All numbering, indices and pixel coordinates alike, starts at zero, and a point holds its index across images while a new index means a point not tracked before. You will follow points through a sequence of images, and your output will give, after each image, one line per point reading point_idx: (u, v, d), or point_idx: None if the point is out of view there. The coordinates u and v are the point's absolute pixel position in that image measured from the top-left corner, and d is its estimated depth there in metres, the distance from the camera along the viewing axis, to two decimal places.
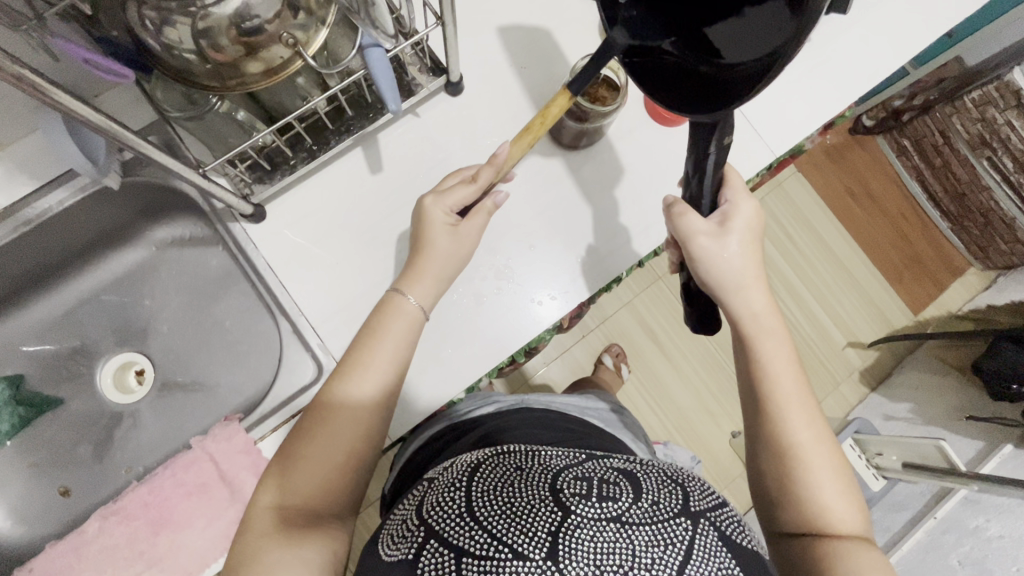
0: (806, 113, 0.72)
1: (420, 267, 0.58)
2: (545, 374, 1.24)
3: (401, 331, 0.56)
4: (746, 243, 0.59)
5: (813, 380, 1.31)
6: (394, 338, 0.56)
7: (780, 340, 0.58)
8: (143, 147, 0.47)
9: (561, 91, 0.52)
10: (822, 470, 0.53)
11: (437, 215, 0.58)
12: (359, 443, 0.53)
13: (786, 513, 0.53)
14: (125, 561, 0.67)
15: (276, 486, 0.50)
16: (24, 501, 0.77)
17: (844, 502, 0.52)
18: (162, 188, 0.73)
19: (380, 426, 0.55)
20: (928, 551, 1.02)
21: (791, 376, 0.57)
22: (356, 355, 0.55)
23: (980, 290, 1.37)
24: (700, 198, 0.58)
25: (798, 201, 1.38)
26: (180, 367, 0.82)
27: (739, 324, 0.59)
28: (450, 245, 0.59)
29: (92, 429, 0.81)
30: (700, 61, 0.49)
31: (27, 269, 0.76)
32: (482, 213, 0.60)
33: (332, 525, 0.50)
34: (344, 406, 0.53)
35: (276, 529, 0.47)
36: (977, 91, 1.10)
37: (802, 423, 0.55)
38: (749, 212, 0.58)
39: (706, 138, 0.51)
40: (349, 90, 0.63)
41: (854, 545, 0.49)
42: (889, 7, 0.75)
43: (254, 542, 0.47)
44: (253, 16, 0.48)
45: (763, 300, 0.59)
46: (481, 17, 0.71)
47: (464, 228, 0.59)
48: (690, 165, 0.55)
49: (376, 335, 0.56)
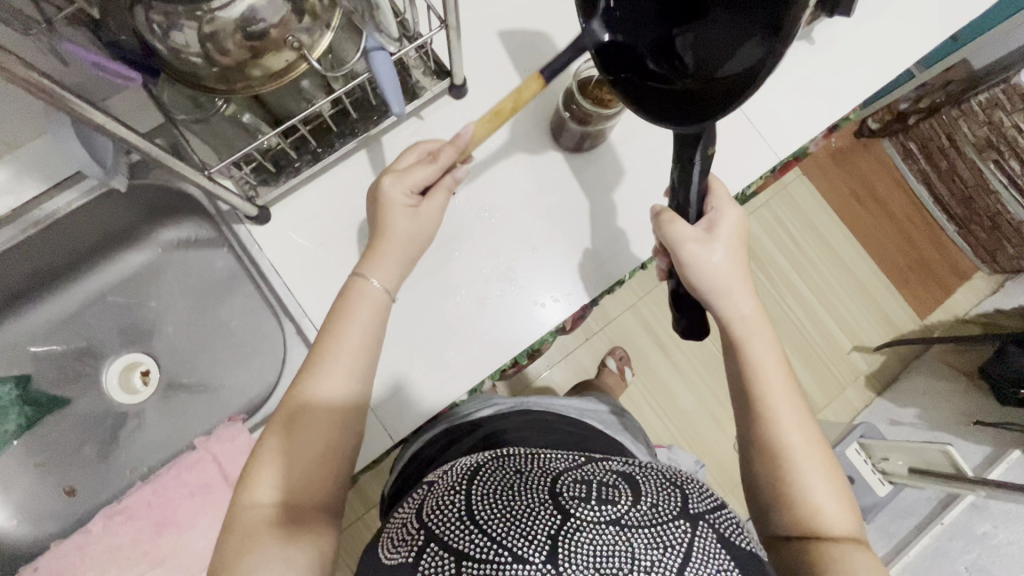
0: (811, 116, 0.72)
1: (381, 251, 0.57)
2: (548, 377, 1.24)
3: (368, 316, 0.56)
4: (732, 250, 0.58)
5: (818, 385, 1.31)
6: (361, 324, 0.55)
7: (771, 344, 0.58)
8: (148, 148, 0.48)
9: (535, 74, 0.51)
10: (812, 472, 0.53)
11: (396, 194, 0.57)
12: (335, 434, 0.52)
13: (780, 515, 0.53)
14: (129, 561, 0.67)
15: (256, 483, 0.50)
16: (32, 500, 0.78)
17: (836, 504, 0.52)
18: (167, 190, 0.74)
19: (355, 414, 0.54)
20: (934, 558, 1.01)
21: (781, 381, 0.57)
22: (322, 346, 0.54)
23: (988, 295, 1.36)
24: (686, 206, 0.58)
25: (803, 203, 1.38)
26: (185, 368, 0.83)
27: (727, 327, 0.59)
28: (410, 227, 0.58)
29: (99, 428, 0.81)
30: (679, 75, 0.50)
31: (35, 270, 0.77)
32: (442, 190, 0.59)
33: (319, 516, 0.50)
34: (314, 398, 0.52)
35: (257, 530, 0.48)
36: (984, 94, 1.09)
37: (792, 425, 0.54)
38: (734, 219, 0.58)
39: (692, 147, 0.51)
40: (354, 93, 0.63)
41: (848, 547, 0.49)
42: (893, 10, 0.75)
43: (235, 546, 0.47)
44: (259, 20, 0.48)
45: (751, 304, 0.59)
46: (487, 21, 0.71)
47: (423, 209, 0.58)
48: (675, 176, 0.55)
49: (342, 321, 0.55)
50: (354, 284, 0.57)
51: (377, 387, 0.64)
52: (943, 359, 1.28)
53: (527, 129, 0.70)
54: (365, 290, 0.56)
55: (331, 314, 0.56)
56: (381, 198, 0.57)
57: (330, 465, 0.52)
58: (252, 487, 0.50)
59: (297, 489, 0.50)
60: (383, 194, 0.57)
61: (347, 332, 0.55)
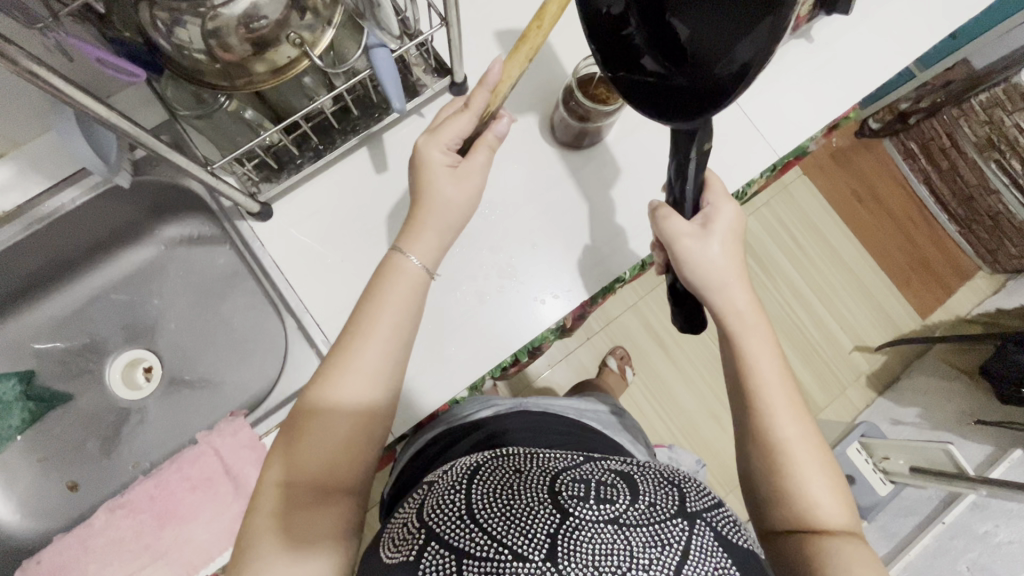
0: (810, 114, 0.73)
1: (420, 221, 0.58)
2: (549, 376, 1.24)
3: (401, 302, 0.55)
4: (727, 246, 0.59)
5: (820, 385, 1.30)
6: (397, 304, 0.55)
7: (766, 337, 0.58)
8: (151, 143, 0.48)
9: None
10: (809, 467, 0.53)
11: (436, 155, 0.57)
12: (363, 421, 0.53)
13: (776, 510, 0.53)
14: (131, 554, 0.68)
15: (281, 464, 0.51)
16: (34, 495, 0.79)
17: (831, 498, 0.52)
18: (171, 187, 0.74)
19: (384, 404, 0.54)
20: (936, 557, 1.01)
21: (777, 373, 0.57)
22: (357, 328, 0.54)
23: (990, 294, 1.36)
24: (682, 200, 0.58)
25: (803, 202, 1.38)
26: (187, 365, 0.83)
27: (720, 319, 0.59)
28: (452, 191, 0.58)
29: (101, 424, 0.82)
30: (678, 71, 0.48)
31: (39, 266, 0.77)
32: (483, 148, 0.58)
33: (343, 500, 0.52)
34: (346, 381, 0.52)
35: (281, 508, 0.49)
36: (984, 94, 1.10)
37: (785, 420, 0.55)
38: (730, 216, 0.59)
39: (687, 144, 0.52)
40: (355, 90, 0.64)
41: (843, 541, 0.49)
42: (892, 9, 0.76)
43: (261, 522, 0.48)
44: (262, 17, 0.48)
45: (746, 298, 0.59)
46: (489, 19, 0.72)
47: (467, 165, 0.58)
48: (673, 171, 0.56)
49: (377, 303, 0.55)
50: (394, 262, 0.57)
51: None
52: (945, 359, 1.28)
53: (528, 126, 0.71)
54: (404, 272, 0.56)
55: (370, 290, 0.56)
56: (423, 161, 0.58)
57: (355, 452, 0.52)
58: (277, 467, 0.51)
59: (318, 473, 0.50)
60: (425, 157, 0.58)
61: (380, 318, 0.54)
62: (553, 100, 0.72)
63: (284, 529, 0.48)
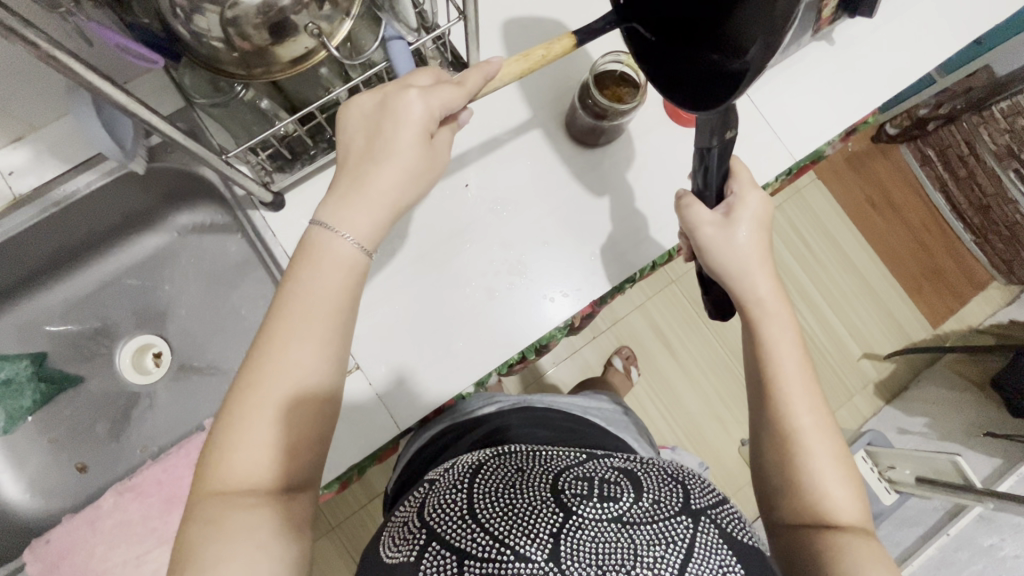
0: (830, 117, 0.72)
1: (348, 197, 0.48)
2: (555, 373, 1.24)
3: (332, 282, 0.47)
4: (755, 232, 0.58)
5: (826, 391, 1.28)
6: (331, 291, 0.46)
7: (789, 329, 0.57)
8: (169, 131, 0.48)
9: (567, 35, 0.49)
10: (823, 460, 0.52)
11: (418, 114, 0.48)
12: (309, 420, 0.45)
13: (789, 501, 0.53)
14: (137, 537, 0.69)
15: (226, 463, 0.42)
16: (41, 476, 0.80)
17: (844, 492, 0.51)
18: (184, 174, 0.74)
19: (333, 397, 0.47)
20: (939, 569, 1.00)
21: (797, 367, 0.56)
22: (278, 319, 0.45)
23: (1002, 305, 1.35)
24: (705, 190, 0.59)
25: (816, 208, 1.36)
26: (197, 351, 0.84)
27: (743, 309, 0.58)
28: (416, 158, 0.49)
29: (110, 408, 0.83)
30: (695, 55, 0.50)
31: (53, 251, 0.78)
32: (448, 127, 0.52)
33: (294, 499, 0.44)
34: (284, 374, 0.44)
35: (223, 515, 0.39)
36: (1006, 101, 1.12)
37: (803, 410, 0.54)
38: (755, 204, 0.58)
39: (711, 131, 0.52)
40: (371, 81, 0.64)
41: (856, 535, 0.49)
42: (916, 12, 0.75)
43: (199, 533, 0.39)
44: (280, 6, 0.48)
45: (770, 289, 0.58)
46: (505, 13, 0.71)
47: (436, 141, 0.51)
48: (695, 158, 0.56)
49: (295, 286, 0.46)
50: (317, 237, 0.47)
51: (382, 375, 0.64)
52: (954, 369, 1.28)
53: (543, 122, 0.71)
54: (333, 250, 0.47)
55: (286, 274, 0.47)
56: (400, 109, 0.48)
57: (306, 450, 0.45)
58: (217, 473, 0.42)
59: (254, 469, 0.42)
60: (401, 106, 0.48)
61: (298, 305, 0.45)
62: (568, 96, 0.72)
63: (234, 538, 0.38)
